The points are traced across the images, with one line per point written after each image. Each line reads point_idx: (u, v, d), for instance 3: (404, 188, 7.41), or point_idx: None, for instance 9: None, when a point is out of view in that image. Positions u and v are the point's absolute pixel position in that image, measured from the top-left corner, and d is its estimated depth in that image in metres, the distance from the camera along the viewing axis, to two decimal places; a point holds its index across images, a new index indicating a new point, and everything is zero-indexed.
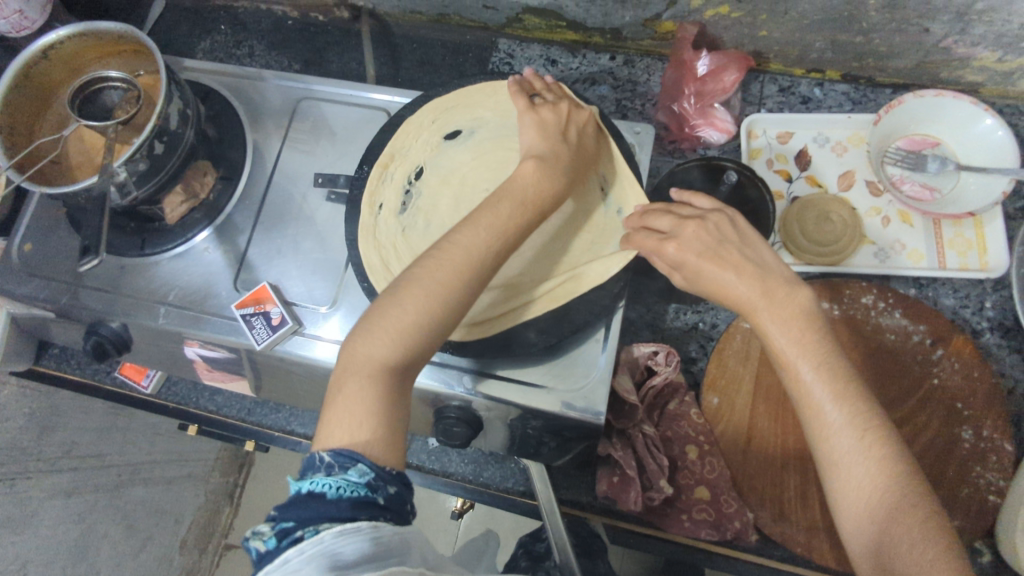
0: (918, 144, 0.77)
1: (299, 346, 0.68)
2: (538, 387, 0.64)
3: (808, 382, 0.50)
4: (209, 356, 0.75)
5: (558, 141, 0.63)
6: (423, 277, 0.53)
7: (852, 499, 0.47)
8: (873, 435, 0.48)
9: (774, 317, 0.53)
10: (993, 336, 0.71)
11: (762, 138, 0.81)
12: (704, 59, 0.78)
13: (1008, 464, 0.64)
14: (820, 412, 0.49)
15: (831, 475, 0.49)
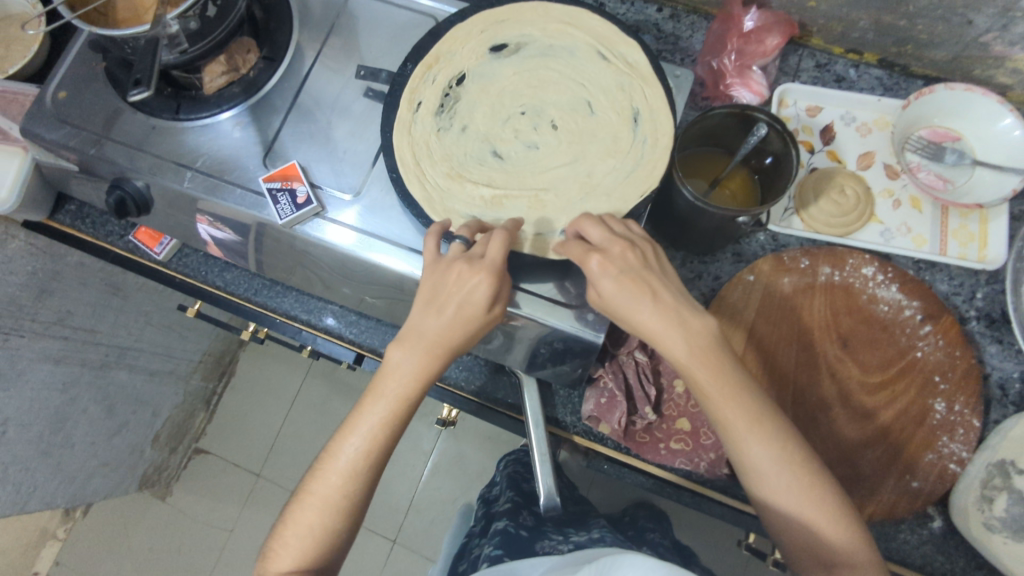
0: (940, 136, 0.80)
1: (318, 229, 0.71)
2: (545, 298, 0.66)
3: (726, 411, 0.56)
4: (220, 239, 0.79)
5: (468, 267, 0.58)
6: (429, 318, 0.60)
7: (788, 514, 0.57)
8: (791, 462, 0.56)
9: (689, 352, 0.55)
10: (978, 324, 0.75)
11: (792, 108, 0.84)
12: (753, 17, 0.81)
13: (973, 437, 0.69)
14: (742, 438, 0.57)
15: (765, 493, 0.58)
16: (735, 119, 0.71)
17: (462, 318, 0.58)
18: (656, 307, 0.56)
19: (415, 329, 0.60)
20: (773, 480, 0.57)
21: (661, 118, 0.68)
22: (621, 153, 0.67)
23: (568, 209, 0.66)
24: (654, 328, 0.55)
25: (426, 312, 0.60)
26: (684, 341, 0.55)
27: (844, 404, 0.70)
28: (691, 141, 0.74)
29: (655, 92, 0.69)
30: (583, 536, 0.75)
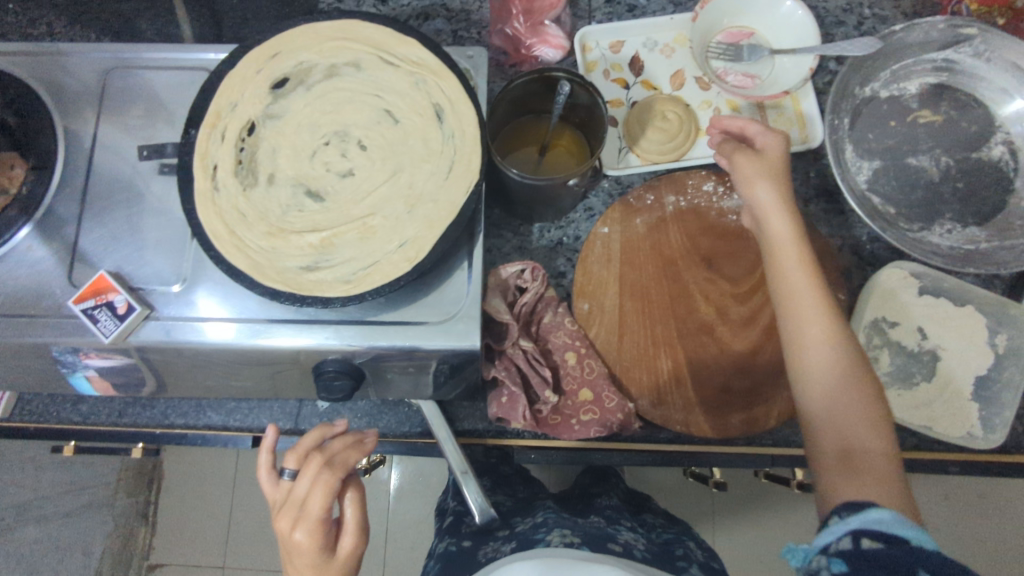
0: (735, 36, 0.82)
1: (151, 331, 0.64)
2: (410, 324, 0.64)
3: (805, 304, 0.61)
4: (104, 367, 0.69)
5: (296, 497, 0.56)
6: (290, 553, 0.56)
7: (812, 446, 0.59)
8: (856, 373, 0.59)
9: (782, 220, 0.64)
10: (820, 202, 0.78)
11: (596, 50, 0.83)
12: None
13: (842, 311, 0.72)
14: (806, 331, 0.61)
15: (812, 386, 0.60)
16: (538, 84, 0.70)
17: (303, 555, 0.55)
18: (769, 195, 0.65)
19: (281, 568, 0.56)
20: (819, 405, 0.59)
21: (465, 108, 0.65)
22: (436, 154, 0.65)
23: (400, 228, 0.63)
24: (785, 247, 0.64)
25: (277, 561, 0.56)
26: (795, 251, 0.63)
27: (724, 320, 0.72)
28: (506, 116, 0.74)
29: (455, 83, 0.66)
30: (527, 523, 0.75)
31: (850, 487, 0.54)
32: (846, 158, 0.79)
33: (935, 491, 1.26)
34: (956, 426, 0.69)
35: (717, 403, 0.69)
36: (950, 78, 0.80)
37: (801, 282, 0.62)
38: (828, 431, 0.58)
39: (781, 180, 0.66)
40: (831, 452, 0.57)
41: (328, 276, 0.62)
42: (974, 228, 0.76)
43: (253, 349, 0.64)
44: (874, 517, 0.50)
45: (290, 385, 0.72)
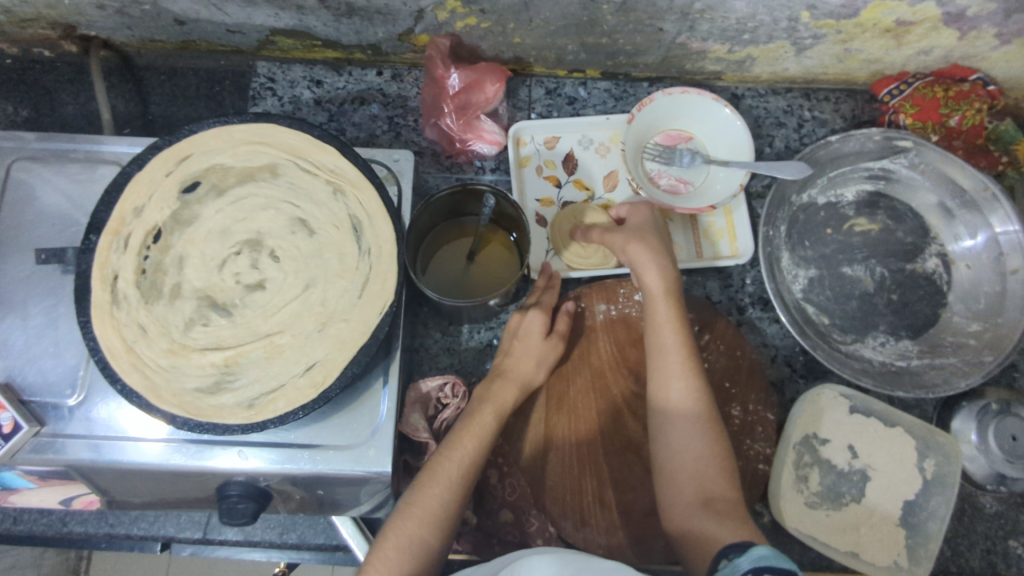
0: (673, 139, 0.82)
1: (71, 448, 0.60)
2: (318, 448, 0.60)
3: (672, 362, 0.63)
4: (38, 472, 0.62)
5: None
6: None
7: (673, 479, 0.60)
8: (718, 444, 0.61)
9: (660, 288, 0.67)
10: (754, 309, 0.78)
11: (530, 145, 0.84)
12: (457, 76, 0.79)
13: (772, 432, 0.70)
14: (674, 393, 0.63)
15: (680, 441, 0.61)
16: (462, 194, 0.69)
17: (539, 354, 0.68)
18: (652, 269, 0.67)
19: (506, 369, 0.67)
20: (684, 452, 0.61)
21: (382, 224, 0.63)
22: (348, 270, 0.62)
23: (309, 350, 0.59)
24: (660, 318, 0.66)
25: (502, 368, 0.68)
26: (675, 323, 0.66)
27: (650, 437, 0.70)
28: (433, 221, 0.71)
29: (375, 196, 0.63)
30: None
31: (722, 531, 0.56)
32: (782, 266, 0.78)
33: None
34: (883, 553, 0.68)
35: (640, 527, 0.67)
36: (887, 188, 0.80)
37: (673, 341, 0.64)
38: (686, 477, 0.60)
39: (651, 241, 0.69)
40: (691, 493, 0.59)
41: (229, 400, 0.58)
42: (907, 341, 0.75)
43: (177, 468, 0.60)
44: (759, 553, 0.50)
45: (193, 500, 0.68)
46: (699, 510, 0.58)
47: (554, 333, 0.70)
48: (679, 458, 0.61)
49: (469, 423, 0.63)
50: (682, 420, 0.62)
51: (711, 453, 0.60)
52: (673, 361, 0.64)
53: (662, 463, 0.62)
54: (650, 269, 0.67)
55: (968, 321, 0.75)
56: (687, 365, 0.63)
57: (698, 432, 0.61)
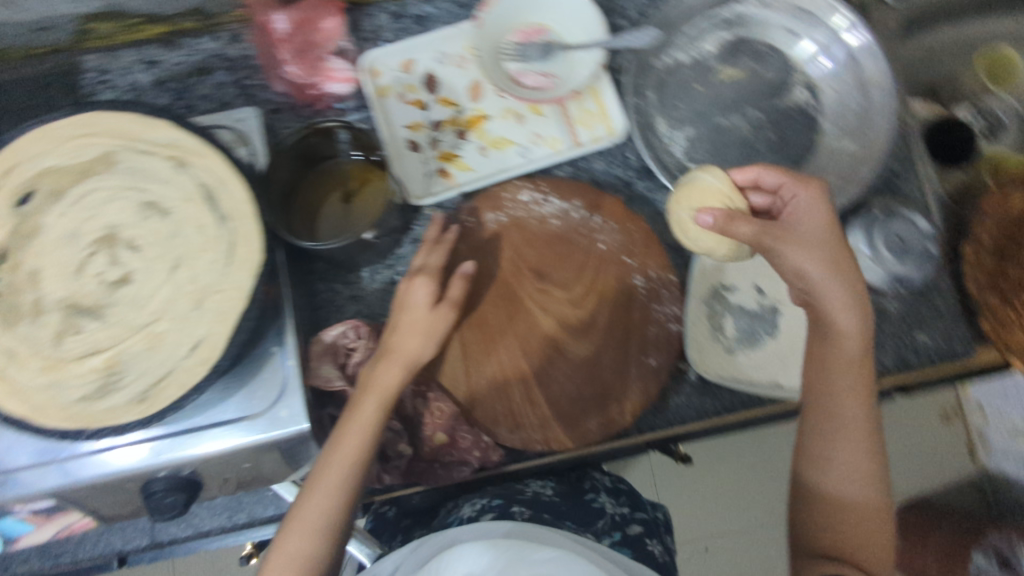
0: (529, 35, 0.79)
1: (23, 482, 0.58)
2: (232, 422, 0.60)
3: (854, 344, 0.61)
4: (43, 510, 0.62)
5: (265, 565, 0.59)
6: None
7: (835, 467, 0.62)
8: (874, 442, 0.62)
9: (823, 275, 0.61)
10: (643, 182, 0.77)
11: (387, 73, 0.80)
12: (284, 18, 0.75)
13: (675, 292, 0.72)
14: (843, 321, 0.62)
15: (836, 436, 0.62)
16: (315, 136, 0.67)
17: (425, 328, 0.65)
18: (818, 257, 0.62)
19: (390, 347, 0.64)
20: (853, 425, 0.62)
21: (231, 185, 0.60)
22: (211, 239, 0.59)
23: (189, 330, 0.57)
24: (835, 318, 0.62)
25: (387, 347, 0.65)
26: (860, 314, 0.62)
27: (565, 328, 0.70)
28: (294, 170, 0.69)
29: (218, 159, 0.61)
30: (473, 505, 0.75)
31: (856, 508, 0.61)
32: (659, 133, 0.78)
33: None
34: (800, 377, 0.71)
35: (572, 415, 0.68)
36: (744, 31, 0.80)
37: (853, 326, 0.61)
38: (855, 457, 0.62)
39: (820, 252, 0.62)
40: (855, 497, 0.61)
41: (118, 399, 0.56)
42: (791, 175, 0.77)
43: (154, 470, 0.59)
44: None
45: (120, 513, 0.67)
46: (859, 519, 0.61)
47: (443, 302, 0.67)
48: (840, 421, 0.62)
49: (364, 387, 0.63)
50: (844, 390, 0.62)
51: (866, 452, 0.62)
52: (859, 348, 0.62)
53: (807, 454, 0.64)
54: (804, 258, 0.62)
55: (842, 141, 0.76)
56: (863, 368, 0.62)
57: (867, 431, 0.62)
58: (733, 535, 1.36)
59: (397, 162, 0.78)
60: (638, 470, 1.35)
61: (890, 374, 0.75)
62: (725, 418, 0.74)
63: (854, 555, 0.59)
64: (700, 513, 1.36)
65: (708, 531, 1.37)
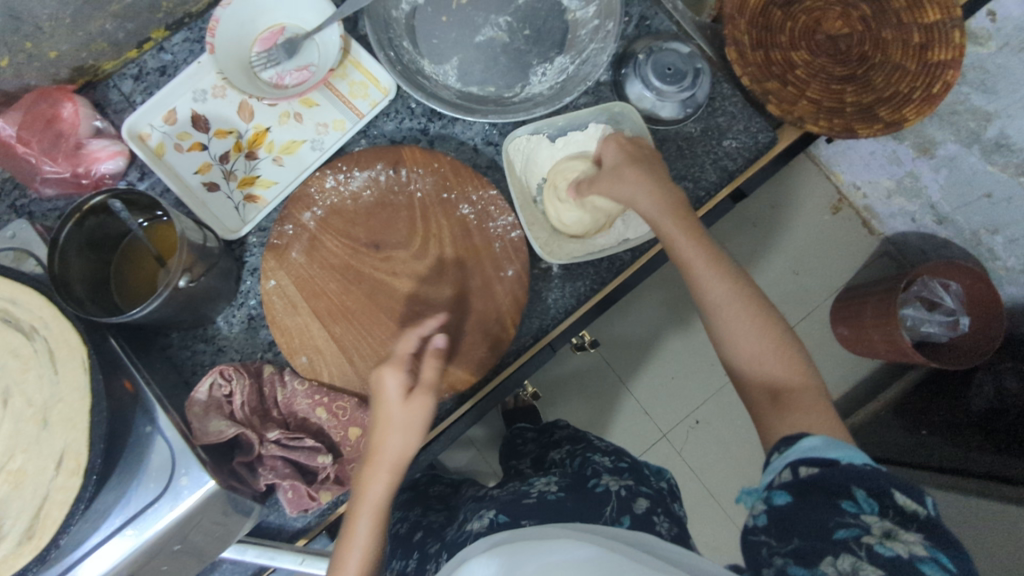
0: (270, 40, 0.79)
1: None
2: (141, 513, 0.59)
3: (657, 209, 0.67)
4: None
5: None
6: None
7: (737, 361, 0.63)
8: (761, 318, 0.63)
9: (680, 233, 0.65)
10: (434, 123, 0.80)
11: (155, 132, 0.78)
12: (6, 122, 0.72)
13: (503, 204, 0.74)
14: (644, 198, 0.67)
15: (718, 315, 0.64)
16: (90, 220, 0.64)
17: (399, 425, 0.62)
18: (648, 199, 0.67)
19: (374, 449, 0.63)
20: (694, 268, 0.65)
21: (22, 298, 0.58)
22: (27, 358, 0.57)
23: (47, 450, 0.55)
24: (665, 231, 0.65)
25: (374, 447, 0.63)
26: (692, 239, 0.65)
27: (421, 280, 0.72)
28: (93, 262, 0.67)
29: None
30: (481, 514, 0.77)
31: (797, 391, 0.60)
32: (427, 73, 0.80)
33: (750, 227, 1.60)
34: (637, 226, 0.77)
35: (462, 352, 0.71)
36: None
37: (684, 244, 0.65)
38: (753, 349, 0.62)
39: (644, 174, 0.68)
40: (767, 384, 0.61)
41: (5, 548, 0.54)
42: (559, 58, 0.82)
43: None
44: (807, 445, 0.53)
45: None
46: (771, 397, 0.60)
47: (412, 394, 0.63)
48: (734, 334, 0.63)
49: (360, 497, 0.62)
50: (725, 311, 0.64)
51: (755, 328, 0.62)
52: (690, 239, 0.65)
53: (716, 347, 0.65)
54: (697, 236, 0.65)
55: (586, 10, 0.81)
56: (708, 259, 0.65)
57: (747, 314, 0.63)
58: (707, 402, 1.51)
59: (203, 209, 0.77)
60: (587, 380, 1.51)
61: (714, 189, 0.82)
62: (600, 293, 0.78)
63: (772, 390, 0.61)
64: (676, 394, 1.52)
65: (690, 407, 1.51)
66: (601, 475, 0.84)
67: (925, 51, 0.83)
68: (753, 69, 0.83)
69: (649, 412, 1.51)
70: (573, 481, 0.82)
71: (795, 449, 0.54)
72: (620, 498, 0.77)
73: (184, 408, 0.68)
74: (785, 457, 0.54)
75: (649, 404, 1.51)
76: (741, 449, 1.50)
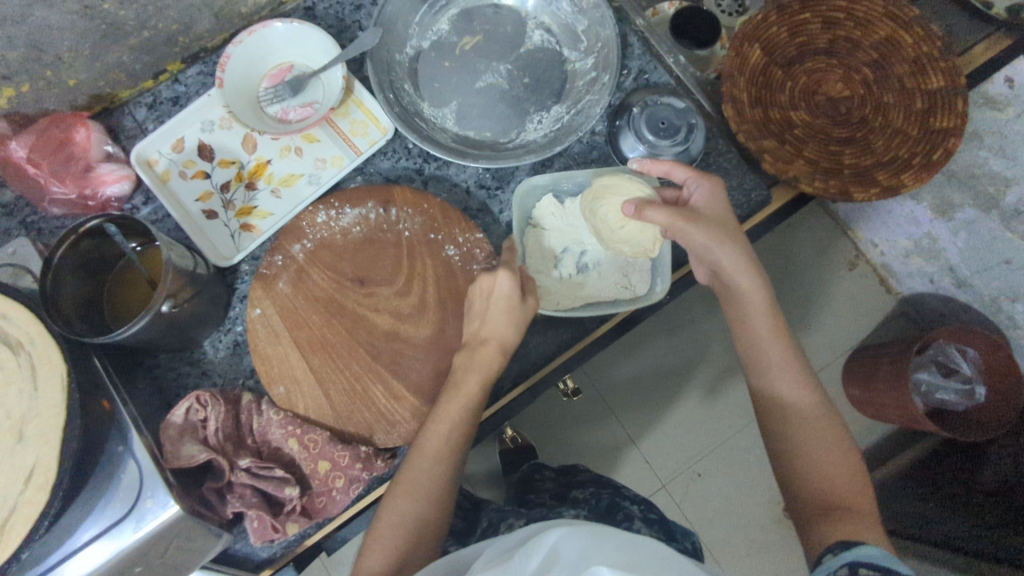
0: (278, 76, 0.83)
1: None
2: (108, 531, 0.59)
3: (755, 298, 0.71)
4: None
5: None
6: None
7: (800, 458, 0.66)
8: (829, 432, 0.67)
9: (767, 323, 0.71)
10: (429, 164, 0.82)
11: (162, 159, 0.81)
12: (19, 144, 0.75)
13: (489, 248, 0.74)
14: (744, 278, 0.71)
15: (784, 422, 0.69)
16: (86, 239, 0.65)
17: (512, 319, 0.68)
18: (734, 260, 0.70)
19: (433, 421, 0.67)
20: (773, 364, 0.70)
21: (12, 312, 0.59)
22: (9, 372, 0.58)
23: (18, 465, 0.56)
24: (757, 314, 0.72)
25: (433, 419, 0.67)
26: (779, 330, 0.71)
27: (401, 318, 0.73)
28: (85, 280, 0.68)
29: None
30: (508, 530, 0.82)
31: (855, 501, 0.63)
32: (426, 115, 0.83)
33: (759, 281, 1.58)
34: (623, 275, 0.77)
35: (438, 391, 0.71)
36: (466, 3, 0.86)
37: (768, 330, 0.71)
38: (817, 454, 0.66)
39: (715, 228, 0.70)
40: (823, 493, 0.64)
41: None
42: (556, 106, 0.84)
43: None
44: (868, 553, 0.55)
45: None
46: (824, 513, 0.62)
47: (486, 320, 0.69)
48: (794, 437, 0.67)
49: (405, 470, 0.65)
50: (796, 421, 0.68)
51: (823, 437, 0.67)
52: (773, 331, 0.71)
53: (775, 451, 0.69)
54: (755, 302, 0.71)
55: (584, 61, 0.85)
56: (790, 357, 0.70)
57: (817, 424, 0.67)
58: (712, 454, 1.48)
59: (199, 234, 0.79)
60: (586, 423, 1.49)
61: None
62: (584, 342, 0.78)
63: (833, 493, 0.63)
64: (680, 445, 1.48)
65: (693, 460, 1.48)
66: (632, 519, 0.92)
67: (926, 118, 0.83)
68: (749, 126, 0.83)
69: (651, 461, 1.48)
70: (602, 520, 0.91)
71: (850, 552, 0.56)
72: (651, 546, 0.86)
73: (159, 433, 0.68)
74: (839, 559, 0.56)
75: (651, 453, 1.48)
76: (744, 506, 1.46)
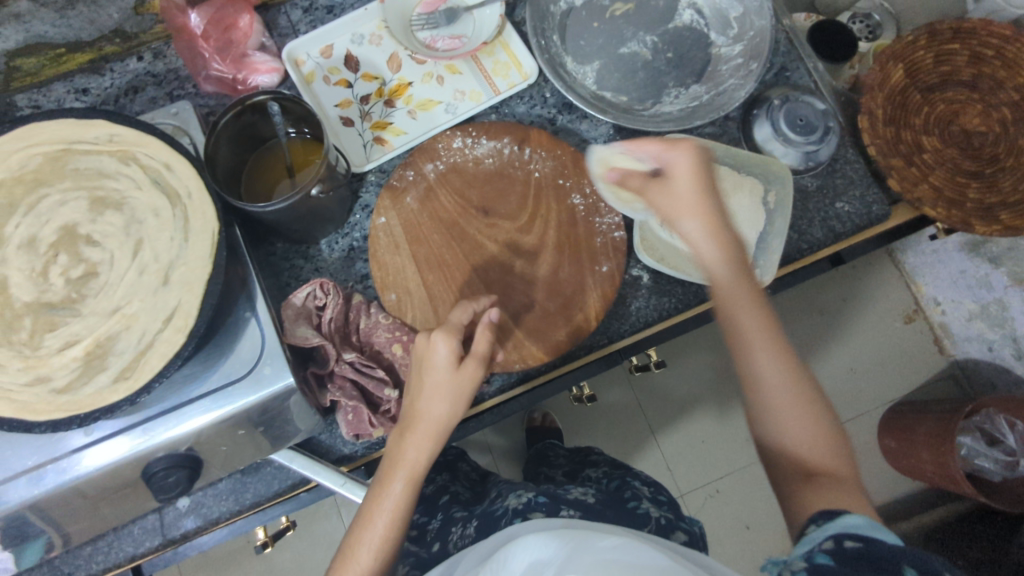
0: (433, 4, 0.84)
1: (13, 492, 0.58)
2: (226, 387, 0.62)
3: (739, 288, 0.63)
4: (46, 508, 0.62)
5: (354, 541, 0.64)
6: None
7: (780, 430, 0.63)
8: (811, 410, 0.63)
9: (742, 292, 0.63)
10: (563, 116, 0.84)
11: (309, 61, 0.84)
12: (196, 16, 0.78)
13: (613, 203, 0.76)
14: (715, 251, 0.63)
15: (767, 403, 0.64)
16: (247, 114, 0.68)
17: (449, 393, 0.65)
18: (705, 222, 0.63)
19: (416, 413, 0.65)
20: (756, 340, 0.64)
21: (177, 165, 0.63)
22: (165, 220, 0.61)
23: (162, 304, 0.59)
24: (738, 300, 0.63)
25: (416, 412, 0.66)
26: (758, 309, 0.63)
27: (517, 253, 0.75)
28: (235, 155, 0.71)
29: (162, 144, 0.63)
30: (520, 498, 0.83)
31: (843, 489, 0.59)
32: (568, 69, 0.84)
33: (816, 316, 1.57)
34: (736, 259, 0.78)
35: (541, 329, 0.72)
36: None
37: (753, 315, 0.63)
38: (798, 429, 0.62)
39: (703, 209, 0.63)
40: (799, 474, 0.61)
41: (103, 382, 0.57)
42: (695, 86, 0.85)
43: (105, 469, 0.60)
44: (849, 522, 0.53)
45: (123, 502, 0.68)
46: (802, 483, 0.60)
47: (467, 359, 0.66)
48: (776, 411, 0.63)
49: (393, 461, 0.65)
50: (777, 403, 0.63)
51: (803, 416, 0.62)
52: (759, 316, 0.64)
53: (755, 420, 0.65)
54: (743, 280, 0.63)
55: (732, 47, 0.85)
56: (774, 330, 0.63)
57: (802, 400, 0.63)
58: (736, 473, 1.48)
59: (334, 138, 0.82)
60: (623, 415, 1.50)
61: (819, 245, 0.82)
62: (683, 316, 0.79)
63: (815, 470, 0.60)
64: (704, 458, 1.49)
65: (715, 474, 1.48)
66: (640, 497, 0.92)
67: None
68: (881, 142, 0.84)
69: (673, 467, 1.49)
70: (609, 497, 0.91)
71: (833, 523, 0.53)
72: (660, 523, 0.86)
73: (281, 311, 0.71)
74: (823, 530, 0.53)
75: (676, 459, 1.49)
76: (762, 528, 1.46)
